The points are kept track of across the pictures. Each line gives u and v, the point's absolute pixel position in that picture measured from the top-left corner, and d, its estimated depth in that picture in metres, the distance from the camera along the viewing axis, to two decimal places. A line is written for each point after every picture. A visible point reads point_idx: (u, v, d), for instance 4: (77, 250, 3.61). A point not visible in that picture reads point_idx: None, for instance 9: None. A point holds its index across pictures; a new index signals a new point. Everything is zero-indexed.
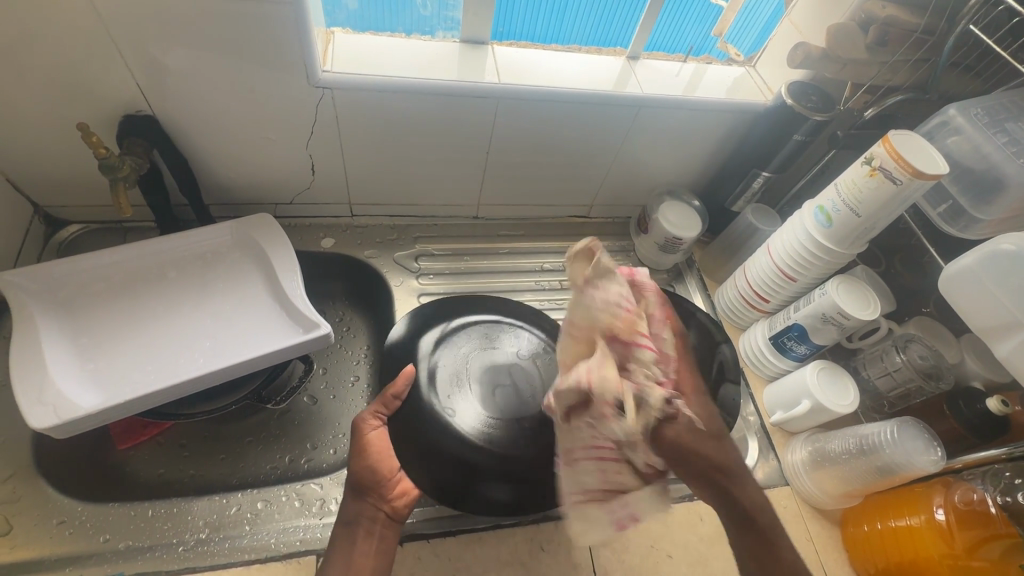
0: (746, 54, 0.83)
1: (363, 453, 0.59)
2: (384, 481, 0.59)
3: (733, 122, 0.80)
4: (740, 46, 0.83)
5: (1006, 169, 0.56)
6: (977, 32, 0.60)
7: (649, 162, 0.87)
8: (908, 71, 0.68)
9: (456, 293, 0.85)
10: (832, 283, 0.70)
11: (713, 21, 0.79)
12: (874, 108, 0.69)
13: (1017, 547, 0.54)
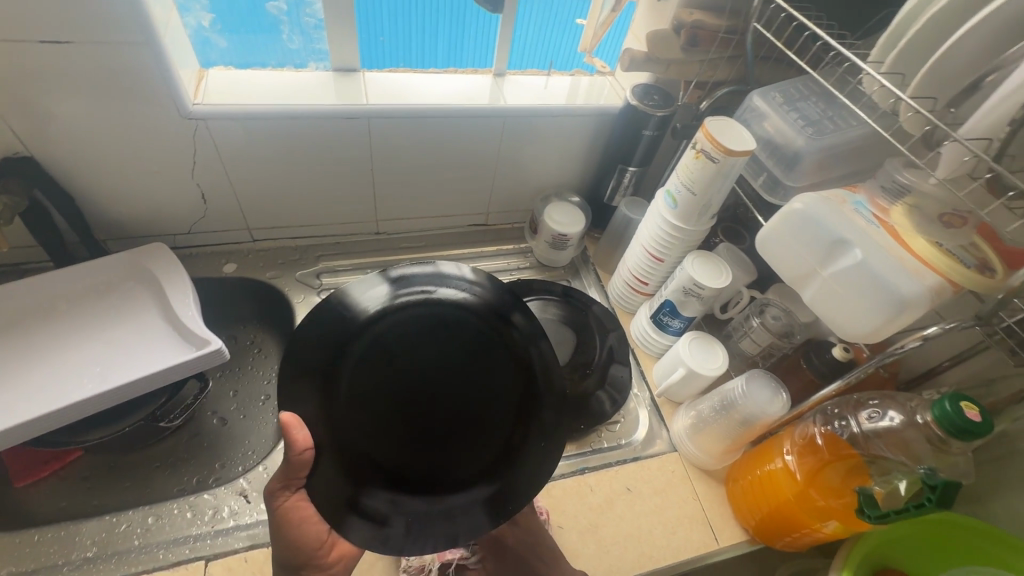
0: (612, 67, 0.92)
1: (284, 524, 0.56)
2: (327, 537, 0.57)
3: (596, 125, 0.88)
4: (606, 60, 0.92)
5: (799, 141, 0.64)
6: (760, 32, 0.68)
7: (530, 168, 0.94)
8: (727, 67, 0.77)
9: None
10: (688, 259, 0.77)
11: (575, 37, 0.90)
12: (707, 100, 0.78)
13: (852, 467, 0.60)
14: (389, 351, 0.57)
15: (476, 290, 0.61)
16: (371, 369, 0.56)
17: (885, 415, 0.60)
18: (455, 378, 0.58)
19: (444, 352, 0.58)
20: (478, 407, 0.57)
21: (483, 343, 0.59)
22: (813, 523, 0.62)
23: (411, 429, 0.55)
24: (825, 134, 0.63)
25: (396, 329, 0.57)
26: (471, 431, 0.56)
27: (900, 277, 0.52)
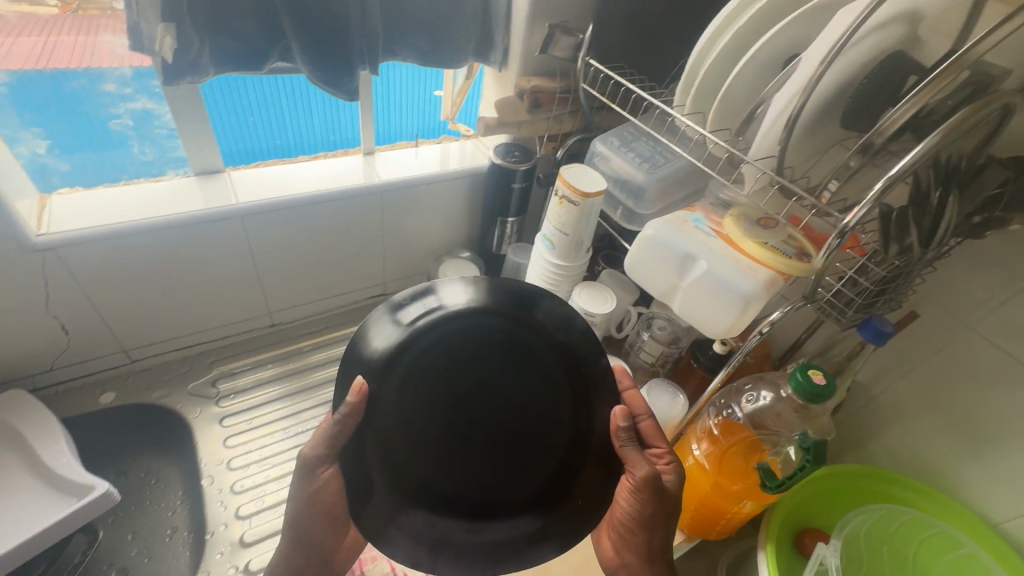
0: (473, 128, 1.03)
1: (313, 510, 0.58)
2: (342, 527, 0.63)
3: (470, 184, 0.95)
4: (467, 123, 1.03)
5: (640, 177, 0.74)
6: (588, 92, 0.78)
7: (416, 233, 0.98)
8: (571, 120, 0.87)
9: (281, 395, 0.89)
10: (576, 292, 0.84)
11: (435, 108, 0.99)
12: (562, 150, 0.87)
13: (749, 443, 0.68)
14: (436, 375, 0.54)
15: (511, 290, 0.56)
16: (406, 398, 0.54)
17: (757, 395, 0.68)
18: (509, 409, 0.56)
19: (487, 374, 0.55)
20: (535, 436, 0.56)
21: (537, 364, 0.56)
22: (733, 506, 0.68)
23: (461, 457, 0.54)
24: (658, 167, 0.73)
25: (433, 350, 0.54)
26: (518, 467, 0.55)
27: (738, 278, 0.61)
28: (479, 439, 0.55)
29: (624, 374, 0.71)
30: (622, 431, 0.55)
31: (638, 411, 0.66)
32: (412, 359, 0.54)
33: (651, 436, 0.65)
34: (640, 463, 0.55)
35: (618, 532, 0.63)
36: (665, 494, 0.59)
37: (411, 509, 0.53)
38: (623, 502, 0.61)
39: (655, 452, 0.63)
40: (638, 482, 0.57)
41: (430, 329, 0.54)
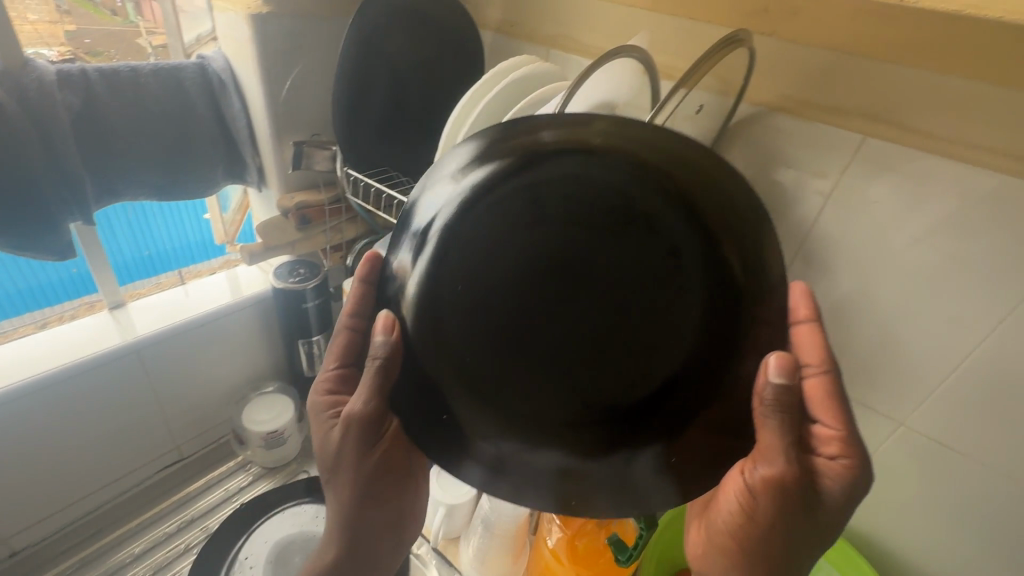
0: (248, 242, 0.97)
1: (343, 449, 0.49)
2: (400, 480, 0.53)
3: (260, 311, 0.87)
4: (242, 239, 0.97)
5: None
6: (358, 202, 0.76)
7: (206, 379, 0.86)
8: (352, 226, 0.83)
9: None
10: None
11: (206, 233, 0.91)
12: (351, 255, 0.82)
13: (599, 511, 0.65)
14: (509, 269, 0.39)
15: (558, 145, 0.38)
16: (464, 317, 0.40)
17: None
18: (601, 307, 0.40)
19: (606, 244, 0.39)
20: (646, 338, 0.40)
21: (651, 235, 0.39)
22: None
23: (539, 402, 0.40)
24: None
25: (474, 239, 0.39)
26: (650, 365, 0.40)
27: None
28: (558, 363, 0.40)
29: (806, 309, 0.47)
30: (768, 392, 0.37)
31: (806, 361, 0.45)
32: (523, 222, 0.39)
33: (821, 405, 0.44)
34: (772, 455, 0.39)
35: (719, 534, 0.46)
36: (806, 503, 0.41)
37: (475, 452, 0.41)
38: (726, 497, 0.46)
39: (821, 434, 0.43)
40: (767, 481, 0.40)
41: (470, 211, 0.39)
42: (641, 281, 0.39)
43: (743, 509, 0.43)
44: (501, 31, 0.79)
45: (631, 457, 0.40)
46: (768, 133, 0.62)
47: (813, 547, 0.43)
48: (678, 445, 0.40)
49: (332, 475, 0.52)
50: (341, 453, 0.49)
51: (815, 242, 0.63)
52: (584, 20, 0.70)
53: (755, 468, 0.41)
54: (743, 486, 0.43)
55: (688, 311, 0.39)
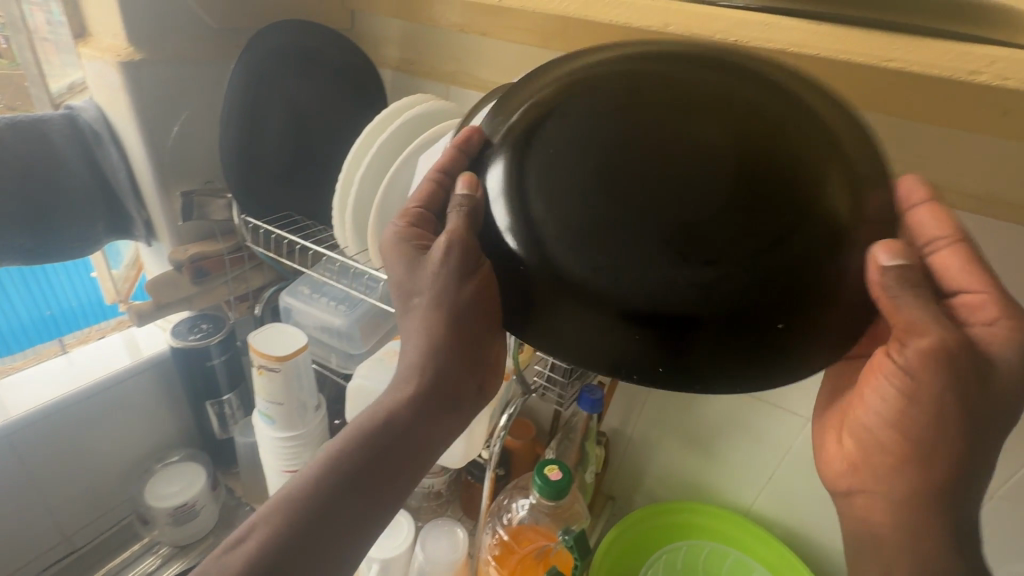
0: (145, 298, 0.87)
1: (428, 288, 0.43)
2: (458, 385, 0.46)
3: (160, 374, 0.80)
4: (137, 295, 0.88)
5: (336, 319, 0.71)
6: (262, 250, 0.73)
7: (99, 455, 0.77)
8: (258, 274, 0.79)
9: None
10: (319, 458, 0.72)
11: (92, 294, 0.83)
12: (259, 305, 0.78)
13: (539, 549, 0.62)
14: (604, 141, 0.30)
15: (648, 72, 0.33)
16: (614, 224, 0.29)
17: (516, 507, 0.66)
18: (732, 165, 0.29)
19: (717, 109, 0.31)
20: (781, 212, 0.29)
21: (781, 100, 0.31)
22: None
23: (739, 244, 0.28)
24: (354, 306, 0.71)
25: (555, 179, 0.31)
26: (778, 231, 0.29)
27: None
28: (672, 210, 0.29)
29: (918, 192, 0.38)
30: (888, 278, 0.31)
31: (926, 240, 0.37)
32: (612, 104, 0.31)
33: (960, 273, 0.36)
34: (925, 338, 0.33)
35: (859, 437, 0.41)
36: (982, 381, 0.34)
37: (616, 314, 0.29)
38: (875, 402, 0.39)
39: (965, 303, 0.35)
40: (919, 372, 0.34)
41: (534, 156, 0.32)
42: (764, 147, 0.30)
43: (891, 403, 0.37)
44: (401, 70, 0.79)
45: (742, 353, 0.29)
46: None
47: (996, 433, 0.35)
48: (767, 358, 0.30)
49: (419, 295, 0.44)
50: (420, 281, 0.43)
51: None
52: (478, 57, 0.72)
53: (904, 355, 0.35)
54: (882, 386, 0.38)
55: (818, 164, 0.30)
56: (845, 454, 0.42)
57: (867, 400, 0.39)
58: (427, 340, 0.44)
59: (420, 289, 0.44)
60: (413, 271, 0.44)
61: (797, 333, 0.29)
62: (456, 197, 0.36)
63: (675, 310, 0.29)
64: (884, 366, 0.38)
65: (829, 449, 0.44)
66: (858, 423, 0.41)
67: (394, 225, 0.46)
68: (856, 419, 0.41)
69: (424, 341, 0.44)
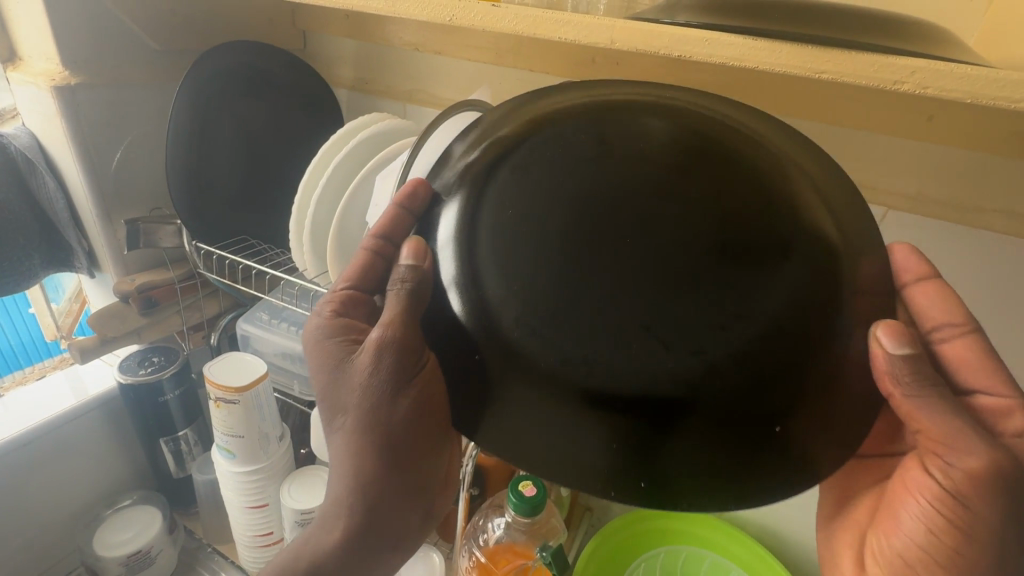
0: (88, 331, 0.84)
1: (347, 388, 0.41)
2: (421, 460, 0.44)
3: (107, 413, 0.75)
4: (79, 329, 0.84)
5: (297, 344, 0.69)
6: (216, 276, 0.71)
7: (39, 505, 0.71)
8: (213, 302, 0.76)
9: None
10: (284, 491, 0.69)
11: (30, 330, 0.78)
12: (215, 333, 0.75)
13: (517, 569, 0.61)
14: (552, 204, 0.29)
15: (616, 122, 0.31)
16: (568, 287, 0.28)
17: (491, 527, 0.65)
18: (681, 230, 0.28)
19: (663, 184, 0.29)
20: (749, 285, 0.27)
21: (743, 154, 0.30)
22: None
23: (701, 318, 0.27)
24: None
25: (506, 241, 0.29)
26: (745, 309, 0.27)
27: None
28: (622, 285, 0.27)
29: (916, 270, 0.40)
30: (901, 371, 0.30)
31: (931, 325, 0.39)
32: (582, 156, 0.30)
33: (974, 367, 0.37)
34: (963, 437, 0.32)
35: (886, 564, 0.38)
36: None
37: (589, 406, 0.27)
38: (907, 524, 0.36)
39: (988, 404, 0.36)
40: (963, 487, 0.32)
41: (487, 211, 0.30)
42: (722, 206, 0.28)
43: (927, 532, 0.35)
44: (356, 90, 0.78)
45: (712, 445, 0.27)
46: None
47: None
48: (744, 444, 0.27)
49: (343, 414, 0.42)
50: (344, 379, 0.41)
51: None
52: (433, 76, 0.72)
53: (946, 467, 0.33)
54: (915, 510, 0.36)
55: (772, 222, 0.28)
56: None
57: (896, 525, 0.37)
58: (370, 442, 0.42)
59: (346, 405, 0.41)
60: (340, 376, 0.42)
61: (777, 410, 0.27)
62: (400, 267, 0.33)
63: (637, 394, 0.26)
64: (915, 484, 0.36)
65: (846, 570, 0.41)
66: (886, 549, 0.38)
67: (317, 318, 0.44)
68: (882, 546, 0.38)
69: (357, 445, 0.42)
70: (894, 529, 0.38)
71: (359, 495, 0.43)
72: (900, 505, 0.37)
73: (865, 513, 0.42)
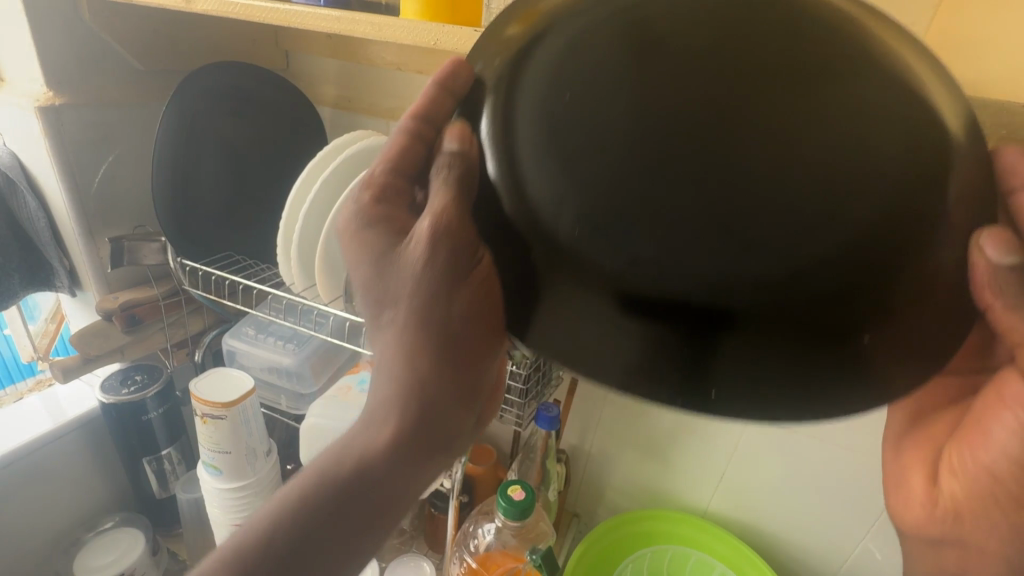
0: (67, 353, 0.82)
1: (394, 280, 0.37)
2: (450, 401, 0.41)
3: (88, 434, 0.74)
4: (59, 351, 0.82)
5: (284, 358, 0.69)
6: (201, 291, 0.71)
7: (16, 532, 0.69)
8: (197, 319, 0.76)
9: None
10: None
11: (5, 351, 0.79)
12: (200, 350, 0.75)
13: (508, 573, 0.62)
14: (604, 85, 0.23)
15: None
16: (619, 182, 0.22)
17: (482, 533, 0.66)
18: (773, 129, 0.22)
19: (752, 60, 0.23)
20: (853, 174, 0.22)
21: (860, 43, 0.24)
22: None
23: (792, 207, 0.21)
24: (303, 343, 0.70)
25: (535, 133, 0.24)
26: (842, 206, 0.21)
27: None
28: (692, 170, 0.22)
29: (1018, 170, 0.29)
30: (1001, 275, 0.24)
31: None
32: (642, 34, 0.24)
33: None
34: None
35: (967, 484, 0.36)
36: None
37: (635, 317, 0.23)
38: (1000, 440, 0.34)
39: None
40: None
41: (521, 102, 0.25)
42: (817, 80, 0.22)
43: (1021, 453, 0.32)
44: (339, 107, 0.80)
45: (788, 342, 0.22)
46: None
47: None
48: (820, 374, 0.23)
49: (391, 307, 0.38)
50: (389, 272, 0.37)
51: None
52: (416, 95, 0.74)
53: None
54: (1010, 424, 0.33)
55: (886, 122, 0.22)
56: (942, 498, 0.37)
57: (987, 440, 0.35)
58: (411, 351, 0.39)
59: (394, 295, 0.38)
60: (385, 262, 0.38)
61: (877, 310, 0.22)
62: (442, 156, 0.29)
63: (698, 316, 0.22)
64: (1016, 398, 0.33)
65: (921, 490, 0.39)
66: (973, 467, 0.35)
67: (354, 204, 0.39)
68: (969, 463, 0.36)
69: (404, 348, 0.38)
70: (983, 446, 0.35)
71: (385, 427, 0.39)
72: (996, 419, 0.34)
73: (947, 427, 0.40)
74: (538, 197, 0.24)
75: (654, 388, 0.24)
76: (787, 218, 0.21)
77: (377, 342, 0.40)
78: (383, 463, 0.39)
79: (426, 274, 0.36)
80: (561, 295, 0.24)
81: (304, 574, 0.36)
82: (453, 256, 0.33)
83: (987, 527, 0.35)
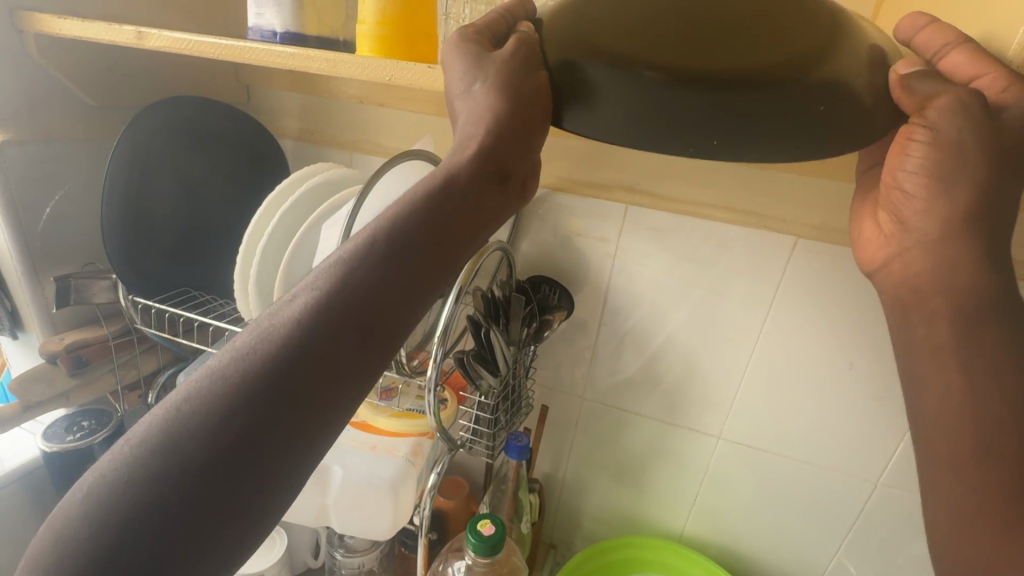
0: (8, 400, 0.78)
1: (475, 66, 0.39)
2: (495, 177, 0.42)
3: (28, 487, 0.69)
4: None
5: None
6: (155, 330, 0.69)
7: None
8: (151, 359, 0.73)
9: None
10: None
11: None
12: (152, 392, 0.71)
13: None
14: None
15: None
16: (642, 23, 0.31)
17: (451, 571, 0.64)
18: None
19: None
20: (804, 26, 0.31)
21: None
22: None
23: (768, 37, 0.30)
24: None
25: (577, 27, 0.33)
26: (800, 40, 0.30)
27: (379, 463, 0.61)
28: (705, 12, 0.30)
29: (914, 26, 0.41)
30: (909, 79, 0.35)
31: (935, 52, 0.39)
32: None
33: (971, 61, 0.37)
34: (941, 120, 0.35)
35: (897, 223, 0.42)
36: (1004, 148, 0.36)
37: (658, 95, 0.29)
38: (904, 173, 0.39)
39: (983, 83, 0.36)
40: (940, 143, 0.36)
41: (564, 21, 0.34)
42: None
43: (922, 184, 0.39)
44: (302, 140, 0.80)
45: (774, 104, 0.29)
46: (556, 210, 0.73)
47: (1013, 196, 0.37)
48: (793, 130, 0.29)
49: (481, 78, 0.39)
50: (475, 66, 0.39)
51: (614, 293, 0.75)
52: (379, 127, 0.75)
53: (922, 126, 0.36)
54: (910, 165, 0.38)
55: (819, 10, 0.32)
56: (885, 231, 0.43)
57: (898, 185, 0.41)
58: (495, 126, 0.40)
59: (482, 73, 0.39)
60: (482, 56, 0.40)
61: (803, 103, 0.29)
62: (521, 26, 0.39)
63: (702, 89, 0.29)
64: (905, 147, 0.38)
65: (870, 237, 0.45)
66: (897, 206, 0.41)
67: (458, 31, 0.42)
68: (896, 206, 0.42)
69: (479, 126, 0.40)
70: (900, 190, 0.41)
71: (445, 187, 0.40)
72: (895, 164, 0.40)
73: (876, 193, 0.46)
74: (583, 41, 0.32)
75: (652, 116, 0.29)
76: (756, 40, 0.30)
77: (462, 110, 0.41)
78: (433, 227, 0.39)
79: (495, 78, 0.38)
80: (608, 59, 0.31)
81: (316, 383, 0.32)
82: (515, 72, 0.37)
83: (916, 247, 0.40)
